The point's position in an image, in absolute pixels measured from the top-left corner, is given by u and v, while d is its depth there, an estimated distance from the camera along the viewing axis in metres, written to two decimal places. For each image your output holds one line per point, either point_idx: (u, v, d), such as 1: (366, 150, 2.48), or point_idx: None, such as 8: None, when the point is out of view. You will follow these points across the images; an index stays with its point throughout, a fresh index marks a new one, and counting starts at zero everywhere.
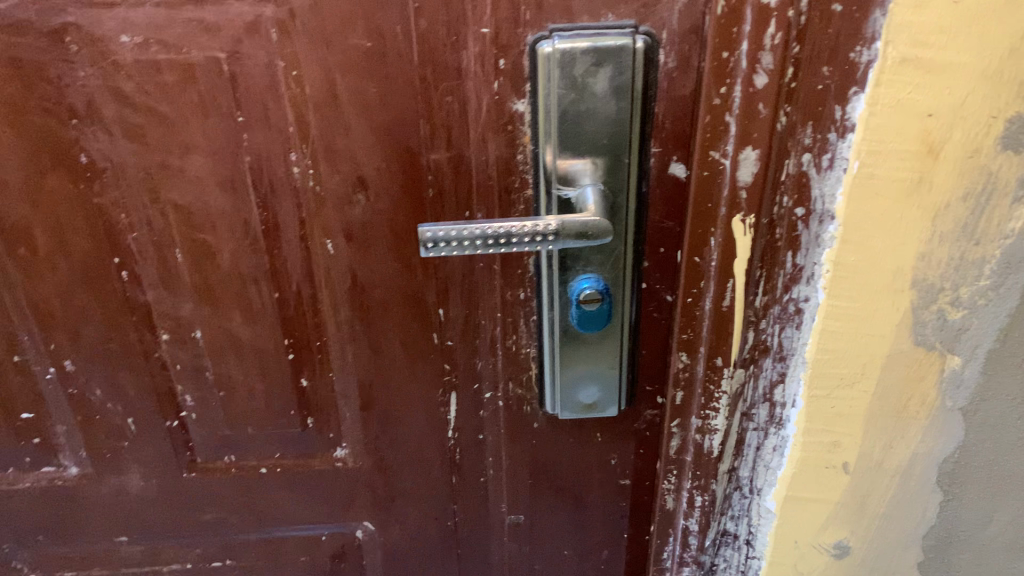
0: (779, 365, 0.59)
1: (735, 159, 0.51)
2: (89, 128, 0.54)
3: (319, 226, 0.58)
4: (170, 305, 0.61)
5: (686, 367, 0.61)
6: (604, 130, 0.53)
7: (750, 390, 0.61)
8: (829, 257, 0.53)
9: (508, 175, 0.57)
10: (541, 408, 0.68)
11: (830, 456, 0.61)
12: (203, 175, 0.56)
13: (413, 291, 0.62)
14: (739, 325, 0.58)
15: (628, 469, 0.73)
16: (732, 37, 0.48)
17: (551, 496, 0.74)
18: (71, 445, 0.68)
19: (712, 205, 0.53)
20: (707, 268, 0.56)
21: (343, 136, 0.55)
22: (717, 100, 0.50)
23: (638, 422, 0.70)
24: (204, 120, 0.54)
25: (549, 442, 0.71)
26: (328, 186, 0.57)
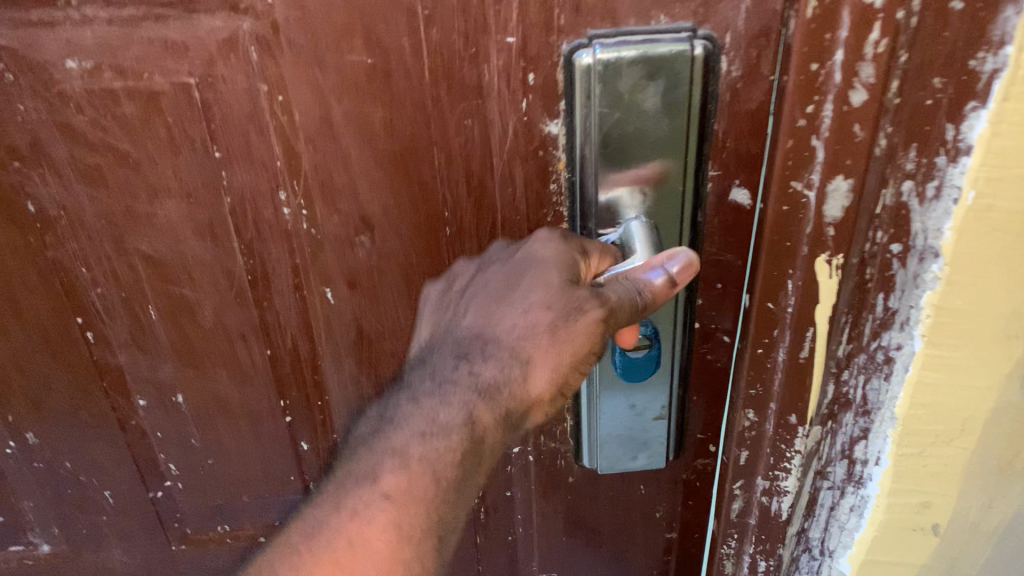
0: (862, 420, 0.50)
1: (821, 189, 0.43)
2: (36, 171, 0.45)
3: (316, 274, 0.49)
4: (146, 368, 0.52)
5: (753, 425, 0.53)
6: (657, 153, 0.44)
7: (827, 446, 0.53)
8: (931, 301, 0.44)
9: (539, 209, 0.48)
10: (577, 463, 0.60)
11: (917, 518, 0.53)
12: (176, 220, 0.47)
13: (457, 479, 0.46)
14: (818, 377, 0.49)
15: (673, 523, 0.65)
16: (824, 47, 0.39)
17: (587, 551, 0.66)
18: (42, 524, 0.59)
19: (791, 245, 0.45)
20: (782, 314, 0.48)
21: (342, 169, 0.46)
22: (802, 121, 0.41)
23: (687, 475, 0.62)
24: (175, 157, 0.45)
25: (586, 497, 0.62)
26: (325, 228, 0.48)
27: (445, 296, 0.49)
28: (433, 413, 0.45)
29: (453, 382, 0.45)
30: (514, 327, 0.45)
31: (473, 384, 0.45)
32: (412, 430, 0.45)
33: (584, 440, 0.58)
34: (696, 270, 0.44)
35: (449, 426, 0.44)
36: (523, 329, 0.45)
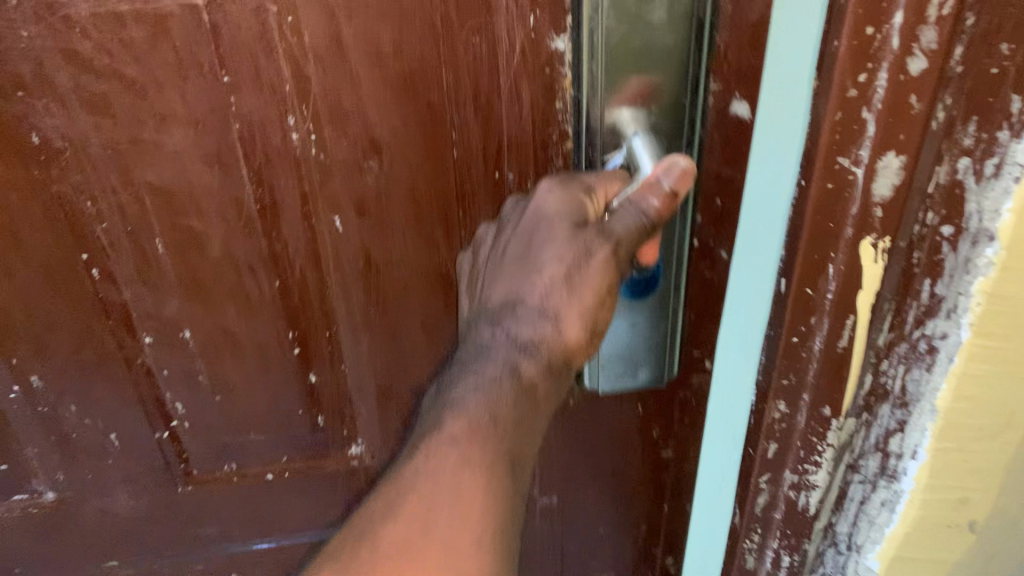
0: (900, 412, 0.46)
1: (871, 166, 0.38)
2: (39, 101, 0.44)
3: (325, 201, 0.50)
4: (152, 304, 0.52)
5: (784, 418, 0.49)
6: (662, 69, 0.45)
7: (861, 439, 0.49)
8: (984, 288, 0.39)
9: (545, 126, 0.49)
10: (578, 385, 0.61)
11: (954, 515, 0.49)
12: (184, 148, 0.46)
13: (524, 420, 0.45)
14: (856, 368, 0.45)
15: (671, 441, 0.66)
16: (881, 10, 0.34)
17: (587, 470, 0.68)
18: (46, 469, 0.59)
19: (834, 226, 0.40)
20: (821, 300, 0.43)
21: (351, 90, 0.46)
22: (853, 91, 0.36)
23: (684, 396, 0.63)
24: (183, 83, 0.44)
25: (587, 419, 0.64)
26: (334, 153, 0.48)
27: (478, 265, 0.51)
28: (476, 369, 0.45)
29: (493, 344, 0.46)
30: (534, 282, 0.46)
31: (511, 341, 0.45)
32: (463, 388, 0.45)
33: (593, 368, 0.59)
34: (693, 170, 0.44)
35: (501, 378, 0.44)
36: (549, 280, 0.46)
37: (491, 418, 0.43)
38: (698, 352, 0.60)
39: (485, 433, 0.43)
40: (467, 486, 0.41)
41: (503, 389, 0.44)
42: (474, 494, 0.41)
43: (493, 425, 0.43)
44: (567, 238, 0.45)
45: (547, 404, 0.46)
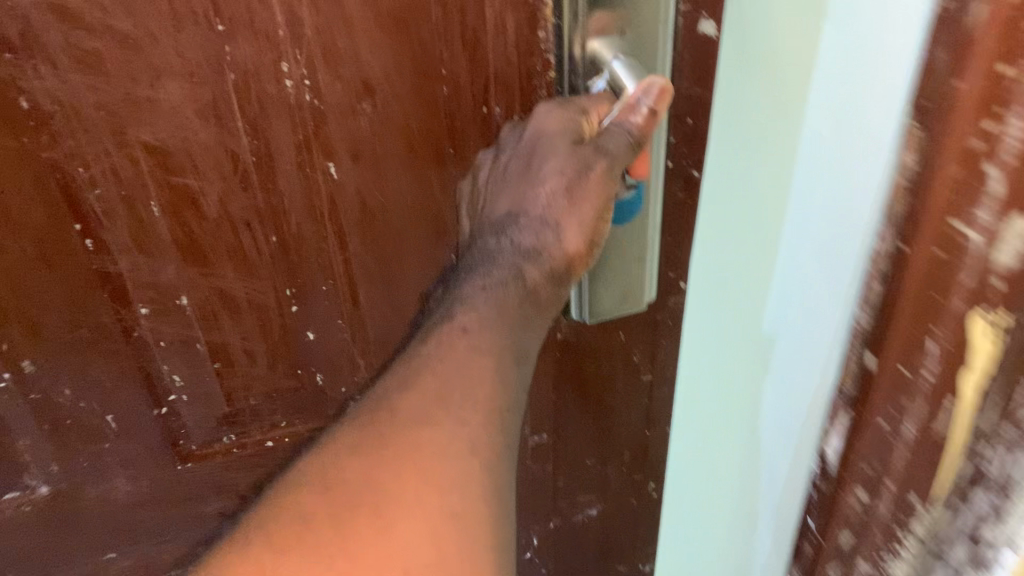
0: (999, 499, 0.36)
1: (996, 226, 0.30)
2: (29, 63, 0.43)
3: (320, 149, 0.50)
4: (148, 272, 0.51)
5: (865, 505, 0.42)
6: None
7: (951, 524, 0.39)
8: None
9: (529, 57, 0.51)
10: (564, 317, 0.64)
11: None
12: (179, 103, 0.46)
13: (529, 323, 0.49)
14: (955, 453, 0.37)
15: (656, 365, 0.69)
16: (1016, 41, 0.27)
17: (574, 405, 0.70)
18: (39, 463, 0.57)
19: (938, 294, 0.34)
20: (922, 383, 0.36)
21: (344, 32, 0.46)
22: (976, 142, 0.30)
23: (666, 318, 0.66)
24: (177, 34, 0.44)
25: (573, 353, 0.67)
26: (328, 97, 0.48)
27: (482, 186, 0.53)
28: (484, 272, 0.49)
29: (498, 251, 0.50)
30: (535, 195, 0.49)
31: (516, 250, 0.49)
32: (472, 283, 0.49)
33: (587, 303, 0.62)
34: (670, 85, 0.47)
35: (503, 281, 0.49)
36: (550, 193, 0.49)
37: (501, 314, 0.48)
38: (677, 272, 0.64)
39: (492, 327, 0.47)
40: (477, 368, 0.46)
41: (511, 290, 0.48)
42: (484, 376, 0.46)
43: (502, 323, 0.48)
44: (568, 152, 0.48)
45: (550, 305, 0.50)
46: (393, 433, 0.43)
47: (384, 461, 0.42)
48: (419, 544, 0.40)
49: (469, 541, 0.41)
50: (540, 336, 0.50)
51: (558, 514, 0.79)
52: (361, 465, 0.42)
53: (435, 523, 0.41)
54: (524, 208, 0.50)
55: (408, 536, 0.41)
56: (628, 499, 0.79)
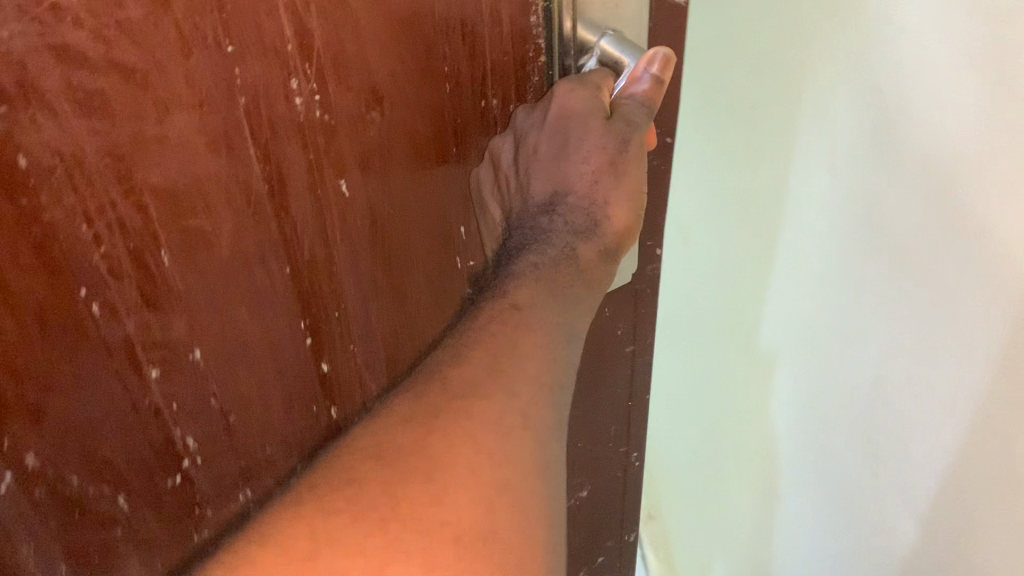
0: None
1: None
2: (25, 114, 0.38)
3: (332, 165, 0.47)
4: (158, 328, 0.47)
5: None
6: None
7: None
8: None
9: (522, 45, 0.50)
10: None
11: None
12: (189, 137, 0.42)
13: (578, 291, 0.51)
14: None
15: (637, 335, 0.70)
16: None
17: None
18: (45, 564, 0.52)
19: None
20: None
21: (353, 39, 0.44)
22: None
23: (645, 287, 0.67)
24: (186, 61, 0.40)
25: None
26: (338, 110, 0.46)
27: (503, 171, 0.54)
28: (538, 250, 0.51)
29: (552, 229, 0.52)
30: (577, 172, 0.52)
31: (569, 228, 0.52)
32: (530, 257, 0.51)
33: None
34: (672, 56, 0.49)
35: (556, 259, 0.51)
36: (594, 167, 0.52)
37: (555, 292, 0.50)
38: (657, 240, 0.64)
39: (544, 303, 0.49)
40: (533, 343, 0.47)
41: (564, 268, 0.51)
42: (537, 351, 0.47)
43: (558, 299, 0.50)
44: (601, 131, 0.50)
45: (605, 278, 0.52)
46: (421, 419, 0.44)
47: (427, 437, 0.43)
48: (463, 503, 0.41)
49: (510, 490, 0.42)
50: (592, 304, 0.51)
51: None
52: (395, 451, 0.43)
53: (480, 490, 0.42)
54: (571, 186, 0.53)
55: (453, 504, 0.41)
56: (613, 471, 0.80)
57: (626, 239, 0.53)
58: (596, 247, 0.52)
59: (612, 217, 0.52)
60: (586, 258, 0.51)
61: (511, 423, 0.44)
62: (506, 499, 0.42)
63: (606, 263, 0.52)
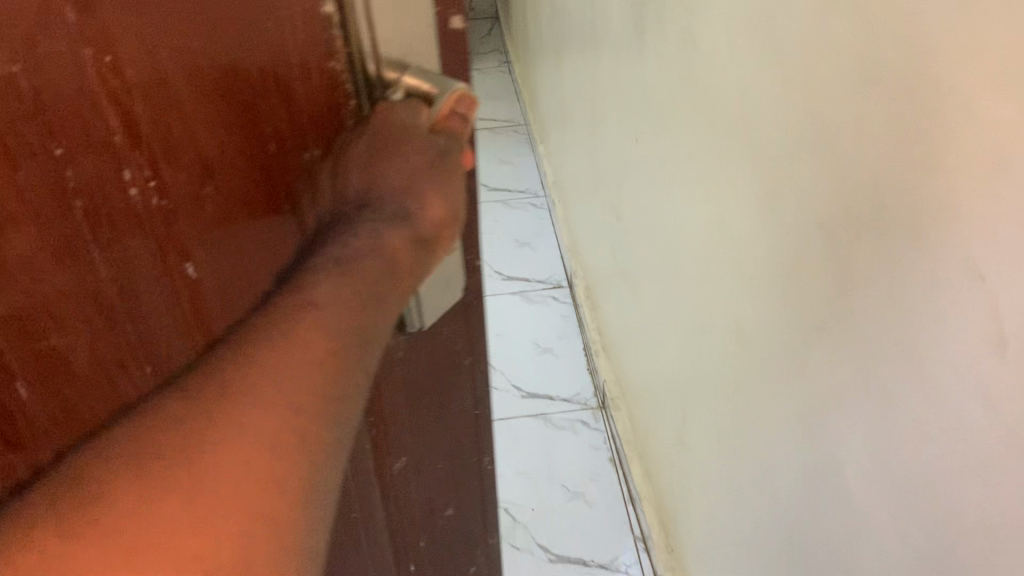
0: None
1: None
2: None
3: (177, 249, 0.46)
4: (28, 456, 0.47)
5: None
6: (430, 11, 0.50)
7: None
8: None
9: (332, 90, 0.50)
10: (405, 358, 0.62)
11: None
12: (29, 255, 0.40)
13: (373, 283, 0.49)
14: None
15: (476, 348, 0.68)
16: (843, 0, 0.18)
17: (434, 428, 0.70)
18: None
19: None
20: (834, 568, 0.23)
21: (178, 119, 0.42)
22: None
23: (477, 301, 0.64)
24: (13, 172, 0.37)
25: (411, 366, 0.63)
26: (175, 193, 0.44)
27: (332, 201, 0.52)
28: (342, 241, 0.49)
29: (358, 220, 0.50)
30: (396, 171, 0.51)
31: (379, 216, 0.51)
32: (331, 249, 0.48)
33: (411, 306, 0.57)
34: (479, 100, 0.53)
35: (361, 249, 0.49)
36: (411, 169, 0.52)
37: (360, 293, 0.48)
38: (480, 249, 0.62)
39: (346, 300, 0.47)
40: (325, 352, 0.45)
41: (372, 262, 0.49)
42: (329, 360, 0.45)
43: (362, 302, 0.48)
44: (425, 139, 0.51)
45: (404, 279, 0.52)
46: (185, 420, 0.41)
47: (184, 451, 0.40)
48: (207, 500, 0.39)
49: (272, 494, 0.41)
50: (401, 300, 0.52)
51: (422, 527, 0.78)
52: (154, 457, 0.40)
53: (235, 480, 0.40)
54: (376, 185, 0.52)
55: (199, 502, 0.39)
56: (473, 482, 0.80)
57: (450, 243, 0.56)
58: (409, 235, 0.52)
59: (427, 211, 0.53)
60: (398, 250, 0.51)
61: (301, 428, 0.43)
62: (268, 500, 0.41)
63: (423, 253, 0.53)
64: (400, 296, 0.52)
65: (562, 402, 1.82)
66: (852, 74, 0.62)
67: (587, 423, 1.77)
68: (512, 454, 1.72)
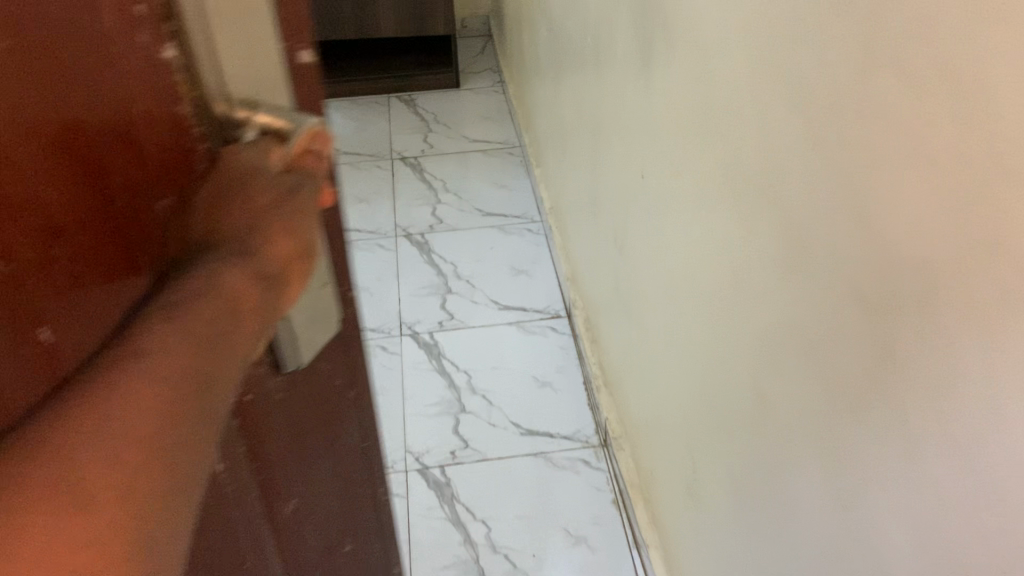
0: None
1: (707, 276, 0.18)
2: None
3: (30, 314, 0.44)
4: None
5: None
6: (271, 56, 0.52)
7: None
8: None
9: (185, 137, 0.51)
10: (290, 401, 0.63)
11: None
12: None
13: (213, 327, 0.47)
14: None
15: (356, 381, 0.71)
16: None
17: (324, 466, 0.72)
18: None
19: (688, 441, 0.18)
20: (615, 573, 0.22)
21: (17, 183, 0.41)
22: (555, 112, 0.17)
23: (351, 335, 0.67)
24: None
25: (293, 407, 0.64)
26: (21, 258, 0.42)
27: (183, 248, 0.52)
28: (182, 287, 0.48)
29: (201, 262, 0.49)
30: (242, 208, 0.51)
31: (222, 255, 0.50)
32: (168, 294, 0.47)
33: (286, 339, 0.58)
34: (333, 137, 0.55)
35: (193, 293, 0.47)
36: (257, 207, 0.51)
37: (192, 335, 0.46)
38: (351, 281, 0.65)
39: (183, 348, 0.46)
40: (158, 397, 0.44)
41: (208, 303, 0.47)
42: (158, 407, 0.44)
43: (201, 344, 0.47)
44: (274, 177, 0.52)
45: (254, 322, 0.50)
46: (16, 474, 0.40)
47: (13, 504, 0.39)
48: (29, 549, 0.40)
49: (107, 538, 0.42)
50: (250, 343, 0.50)
51: (323, 565, 0.77)
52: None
53: (67, 538, 0.41)
54: (219, 225, 0.51)
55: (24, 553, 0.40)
56: (365, 514, 0.82)
57: (319, 275, 0.59)
58: (251, 271, 0.50)
59: (270, 247, 0.51)
60: (238, 289, 0.49)
61: (136, 484, 0.43)
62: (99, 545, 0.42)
63: (269, 290, 0.51)
64: (249, 338, 0.50)
65: (562, 440, 1.77)
66: (833, 92, 0.65)
67: (589, 463, 1.72)
68: (514, 495, 1.68)
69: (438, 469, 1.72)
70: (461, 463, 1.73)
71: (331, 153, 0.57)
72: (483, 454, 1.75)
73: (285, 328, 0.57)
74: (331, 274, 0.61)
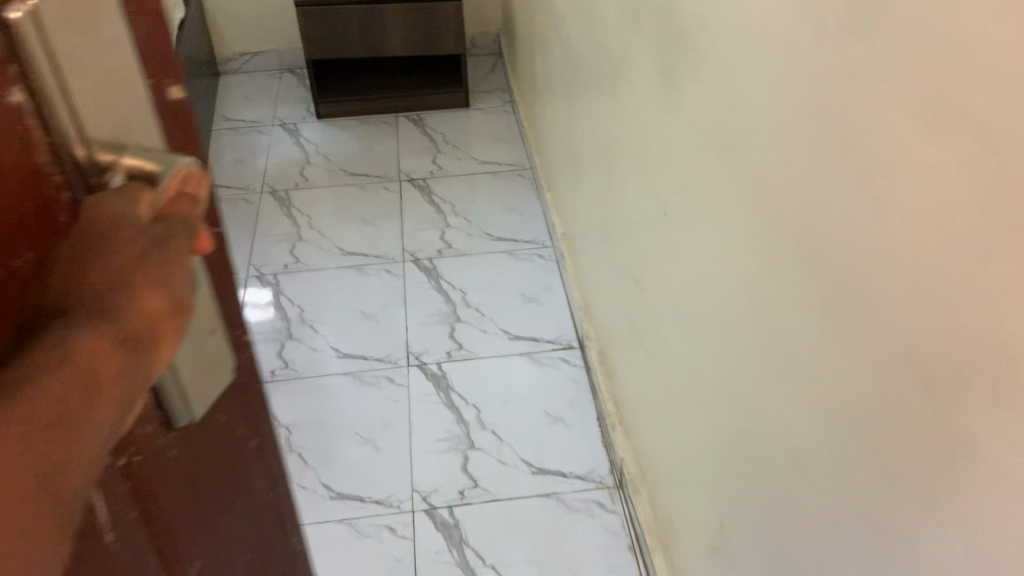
0: None
1: None
2: None
3: None
4: None
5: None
6: (127, 89, 0.45)
7: None
8: None
9: (36, 184, 0.41)
10: (185, 456, 0.57)
11: None
12: None
13: (62, 408, 0.37)
14: None
15: (257, 428, 0.66)
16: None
17: (232, 521, 0.66)
18: None
19: None
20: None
21: None
22: None
23: (246, 379, 0.63)
24: None
25: (190, 460, 0.58)
26: None
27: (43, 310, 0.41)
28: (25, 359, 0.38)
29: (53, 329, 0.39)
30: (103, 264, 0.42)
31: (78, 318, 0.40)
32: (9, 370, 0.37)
33: (174, 393, 0.51)
34: (205, 177, 0.47)
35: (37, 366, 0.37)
36: (121, 261, 0.42)
37: (33, 421, 0.36)
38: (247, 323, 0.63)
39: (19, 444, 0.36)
40: None
41: (51, 377, 0.37)
42: None
43: (45, 434, 0.37)
44: (141, 227, 0.43)
45: (117, 397, 0.40)
46: None
47: None
48: None
49: None
50: (111, 423, 0.41)
51: None
52: None
53: None
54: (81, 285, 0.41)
55: None
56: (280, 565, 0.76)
57: (205, 320, 0.52)
58: (112, 333, 0.40)
59: (138, 304, 0.42)
60: (92, 357, 0.39)
61: None
62: None
63: (137, 356, 0.42)
64: (111, 418, 0.40)
65: (575, 480, 1.65)
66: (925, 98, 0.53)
67: (603, 505, 1.61)
68: (523, 539, 1.56)
69: (445, 510, 1.62)
70: (469, 504, 1.63)
71: (211, 185, 0.49)
72: (491, 494, 1.65)
73: (171, 380, 0.50)
74: (221, 317, 0.55)
